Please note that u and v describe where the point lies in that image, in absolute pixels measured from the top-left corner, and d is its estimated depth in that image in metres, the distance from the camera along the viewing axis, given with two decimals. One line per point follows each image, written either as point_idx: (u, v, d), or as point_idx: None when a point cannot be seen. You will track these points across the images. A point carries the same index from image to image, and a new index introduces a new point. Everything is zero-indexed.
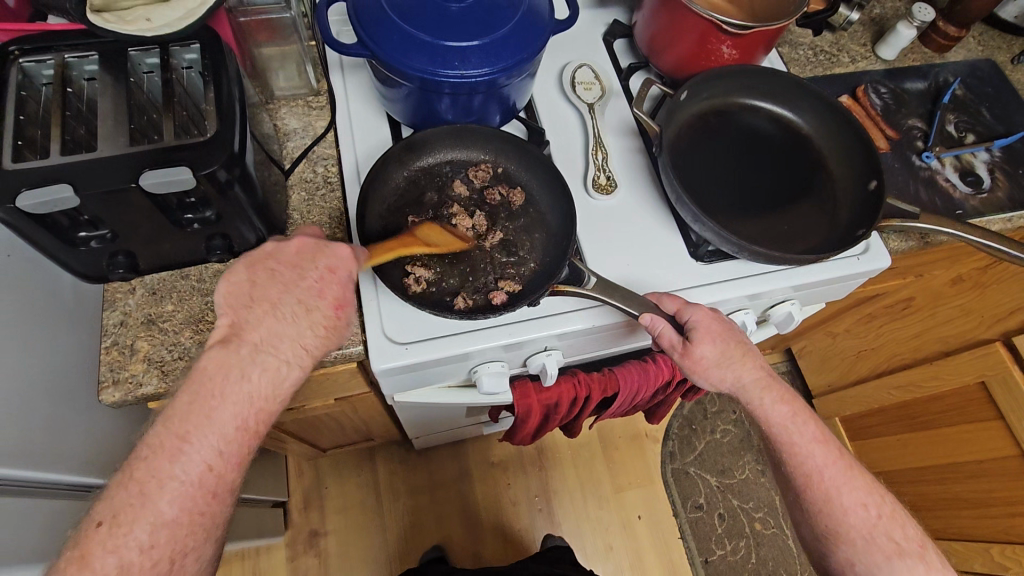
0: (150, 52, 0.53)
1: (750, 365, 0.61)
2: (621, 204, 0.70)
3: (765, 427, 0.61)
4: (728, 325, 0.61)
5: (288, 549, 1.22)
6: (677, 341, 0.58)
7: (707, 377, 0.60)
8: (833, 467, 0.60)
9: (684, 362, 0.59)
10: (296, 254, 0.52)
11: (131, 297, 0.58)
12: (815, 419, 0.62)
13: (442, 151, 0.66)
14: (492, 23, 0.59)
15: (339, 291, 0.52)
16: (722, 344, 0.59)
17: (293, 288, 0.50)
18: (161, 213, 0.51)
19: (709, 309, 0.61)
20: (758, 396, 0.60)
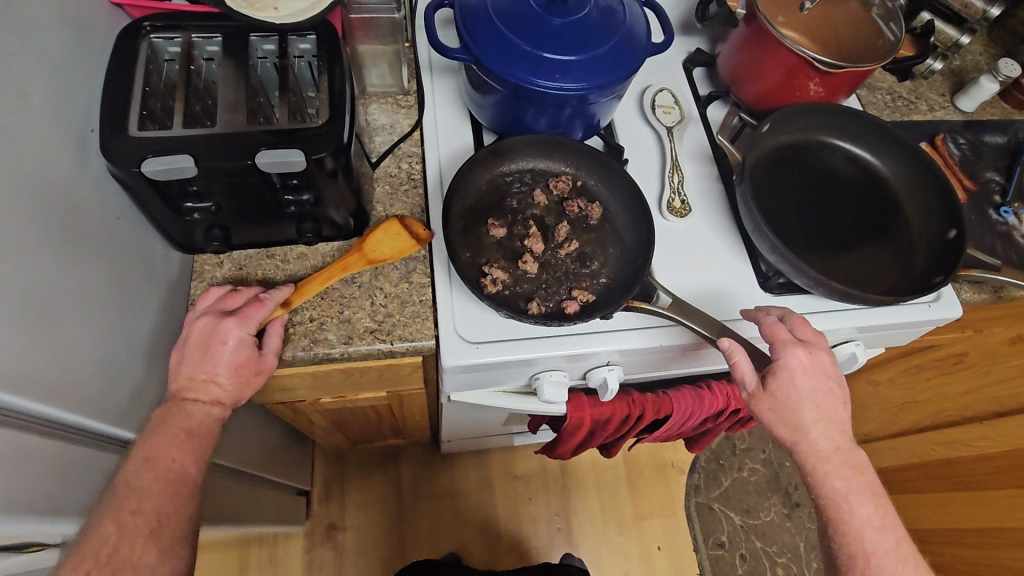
0: (270, 39, 0.55)
1: (826, 430, 0.57)
2: (694, 228, 0.71)
3: (816, 493, 0.58)
4: (826, 379, 0.57)
5: (305, 539, 1.22)
6: (752, 382, 0.58)
7: (771, 426, 0.58)
8: (885, 550, 0.56)
9: (752, 407, 0.59)
10: (200, 336, 0.53)
11: (219, 270, 0.60)
12: (882, 501, 0.58)
13: (525, 159, 0.67)
14: (592, 41, 0.61)
15: (236, 356, 0.53)
16: (807, 398, 0.57)
17: (197, 365, 0.52)
18: (265, 192, 0.53)
19: (808, 354, 0.58)
20: (818, 463, 0.57)
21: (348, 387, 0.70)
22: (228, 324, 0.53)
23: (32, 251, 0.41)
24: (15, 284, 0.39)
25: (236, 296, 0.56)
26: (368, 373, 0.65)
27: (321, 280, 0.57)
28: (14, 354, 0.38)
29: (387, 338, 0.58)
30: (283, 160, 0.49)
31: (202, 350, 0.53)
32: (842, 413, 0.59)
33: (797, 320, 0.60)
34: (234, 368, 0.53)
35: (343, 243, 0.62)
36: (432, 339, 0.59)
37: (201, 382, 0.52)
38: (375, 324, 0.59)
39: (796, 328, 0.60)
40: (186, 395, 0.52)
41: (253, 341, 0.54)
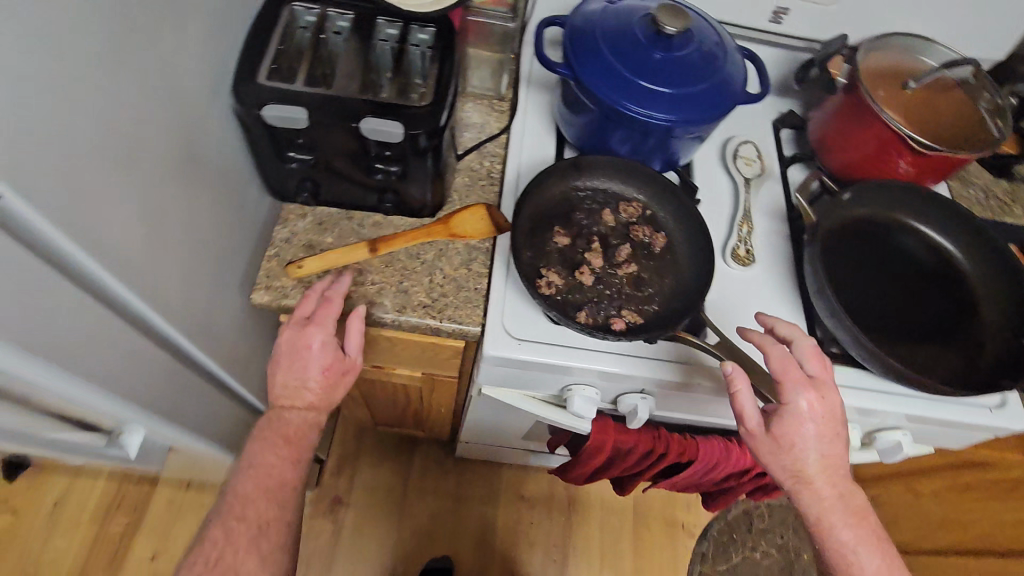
0: (394, 25, 0.60)
1: (829, 476, 0.54)
2: (755, 279, 0.71)
3: (817, 541, 0.55)
4: (835, 423, 0.54)
5: (309, 506, 1.25)
6: (753, 416, 0.53)
7: (770, 470, 0.55)
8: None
9: (752, 444, 0.55)
10: (289, 347, 0.58)
11: (301, 221, 0.64)
12: (886, 553, 0.55)
13: (603, 178, 0.69)
14: (689, 79, 0.63)
15: (327, 359, 0.58)
16: (814, 442, 0.53)
17: (292, 372, 0.58)
18: (360, 157, 0.57)
19: (820, 396, 0.54)
20: (823, 510, 0.54)
21: (388, 359, 0.73)
22: (312, 334, 0.57)
23: (160, 168, 0.46)
24: (140, 186, 0.44)
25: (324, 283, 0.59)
26: (410, 347, 0.67)
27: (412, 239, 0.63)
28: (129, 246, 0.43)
29: (437, 316, 0.61)
30: (385, 130, 0.53)
31: (294, 357, 0.58)
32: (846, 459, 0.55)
33: (807, 351, 0.55)
34: (323, 369, 0.58)
35: (416, 220, 0.66)
36: (479, 327, 0.61)
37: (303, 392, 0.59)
38: (428, 301, 0.61)
39: (806, 359, 0.56)
40: (284, 402, 0.59)
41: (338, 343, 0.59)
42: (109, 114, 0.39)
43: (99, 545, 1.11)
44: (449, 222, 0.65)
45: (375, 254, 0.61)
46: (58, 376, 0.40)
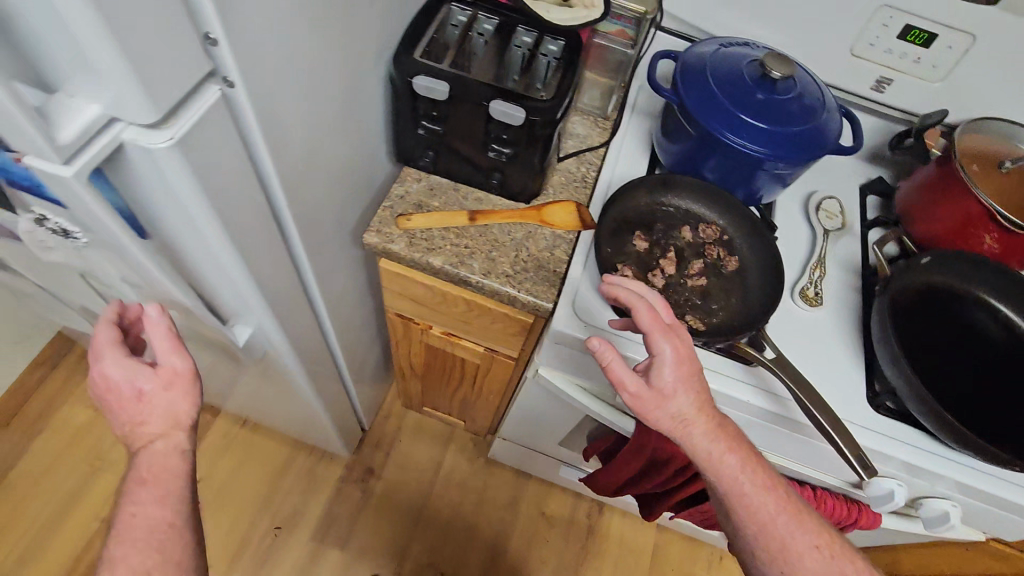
0: (530, 34, 0.69)
1: (705, 414, 0.56)
2: (819, 320, 0.73)
3: (713, 480, 0.58)
4: (695, 357, 0.57)
5: (344, 471, 1.32)
6: (628, 380, 0.55)
7: (657, 426, 0.56)
8: (802, 538, 0.58)
9: (635, 406, 0.56)
10: (111, 390, 0.56)
11: (414, 184, 0.72)
12: (763, 466, 0.59)
13: (688, 199, 0.74)
14: (785, 120, 0.69)
15: (136, 378, 0.55)
16: (683, 384, 0.55)
17: (124, 405, 0.56)
18: (481, 135, 0.66)
19: (678, 339, 0.56)
20: (708, 447, 0.56)
21: (459, 327, 0.80)
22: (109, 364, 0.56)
23: (325, 113, 0.56)
24: (312, 114, 0.53)
25: (123, 312, 0.60)
26: (483, 315, 0.74)
27: (507, 218, 0.71)
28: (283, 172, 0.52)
29: (516, 286, 0.67)
30: (510, 113, 0.62)
31: (113, 405, 0.57)
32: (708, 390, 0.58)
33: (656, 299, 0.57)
34: (142, 386, 0.55)
35: (512, 203, 0.73)
36: (551, 304, 0.67)
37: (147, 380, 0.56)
38: (511, 272, 0.68)
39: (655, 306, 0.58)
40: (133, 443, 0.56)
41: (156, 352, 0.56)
42: (307, 59, 0.49)
43: None
44: (542, 211, 0.73)
45: (472, 223, 0.70)
46: (224, 258, 0.49)
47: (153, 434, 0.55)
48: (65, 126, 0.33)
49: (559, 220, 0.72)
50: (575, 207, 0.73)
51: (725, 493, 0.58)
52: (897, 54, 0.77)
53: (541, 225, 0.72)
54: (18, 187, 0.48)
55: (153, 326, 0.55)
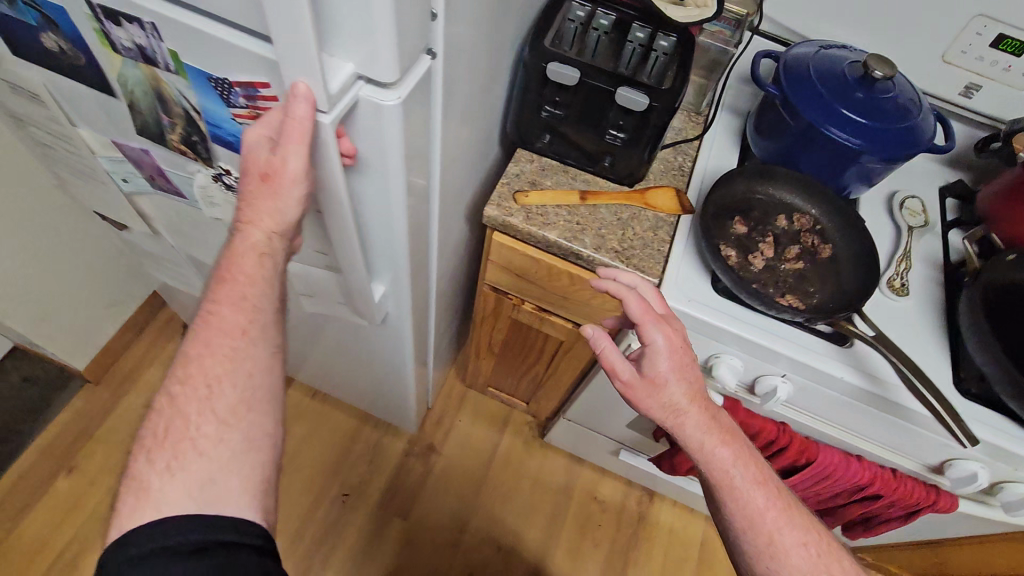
0: (645, 29, 0.74)
1: (696, 405, 0.63)
2: (905, 309, 0.77)
3: (706, 471, 0.63)
4: (687, 349, 0.64)
5: (407, 445, 1.39)
6: (620, 364, 0.62)
7: (649, 412, 0.64)
8: (789, 535, 0.61)
9: (627, 390, 0.64)
10: (248, 151, 0.50)
11: (527, 163, 0.78)
12: (755, 462, 0.64)
13: (783, 189, 0.79)
14: (884, 118, 0.73)
15: (271, 156, 0.48)
16: (673, 371, 0.62)
17: (253, 178, 0.51)
18: (600, 119, 0.71)
19: (669, 330, 0.64)
20: (698, 435, 0.62)
21: (555, 302, 0.86)
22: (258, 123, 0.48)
23: (474, 89, 0.62)
24: (469, 90, 0.59)
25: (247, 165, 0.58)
26: (584, 290, 0.80)
27: (615, 199, 0.77)
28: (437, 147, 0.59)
29: (625, 262, 0.72)
30: (633, 99, 0.67)
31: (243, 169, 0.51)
32: (701, 382, 0.65)
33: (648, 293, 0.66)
34: (266, 163, 0.49)
35: (617, 186, 0.78)
36: (656, 280, 0.72)
37: (264, 152, 0.49)
38: (619, 248, 0.73)
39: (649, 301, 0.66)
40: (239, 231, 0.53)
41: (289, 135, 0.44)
42: (476, 38, 0.55)
43: None
44: (645, 195, 0.78)
45: (583, 203, 0.76)
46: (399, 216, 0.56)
47: (258, 235, 0.52)
48: (333, 78, 0.42)
49: (662, 203, 0.77)
50: (676, 194, 0.79)
51: (715, 484, 0.63)
52: (987, 61, 0.81)
53: (645, 207, 0.77)
54: (221, 145, 0.57)
55: (288, 113, 0.42)
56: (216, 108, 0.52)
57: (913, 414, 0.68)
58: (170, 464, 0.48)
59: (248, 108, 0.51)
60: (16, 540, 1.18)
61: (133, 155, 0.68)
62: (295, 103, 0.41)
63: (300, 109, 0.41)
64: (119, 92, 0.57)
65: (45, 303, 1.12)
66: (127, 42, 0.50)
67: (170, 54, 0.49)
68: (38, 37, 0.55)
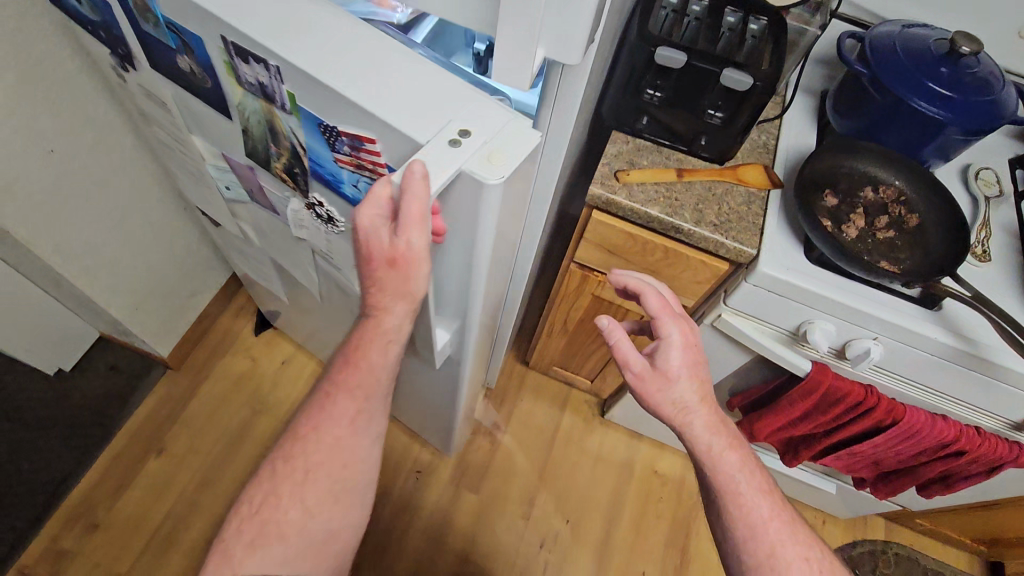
0: (736, 15, 0.78)
1: (706, 411, 0.69)
2: (988, 273, 0.81)
3: (713, 475, 0.70)
4: (699, 355, 0.71)
5: (473, 424, 1.45)
6: (631, 357, 0.68)
7: (659, 408, 0.69)
8: (791, 549, 0.68)
9: (638, 383, 0.69)
10: (366, 253, 0.53)
11: (624, 144, 0.82)
12: (759, 472, 0.72)
13: (868, 163, 0.82)
14: (970, 91, 0.76)
15: (388, 249, 0.51)
16: (686, 371, 0.69)
17: (377, 270, 0.54)
18: (701, 99, 0.75)
19: (687, 332, 0.70)
20: (707, 440, 0.69)
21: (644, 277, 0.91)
22: (366, 212, 0.49)
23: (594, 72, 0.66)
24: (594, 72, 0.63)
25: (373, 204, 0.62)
26: (677, 264, 0.84)
27: (709, 175, 0.81)
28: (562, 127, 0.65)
29: (724, 234, 0.76)
30: (740, 79, 0.70)
31: (365, 263, 0.54)
32: (709, 387, 0.71)
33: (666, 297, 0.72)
34: (388, 252, 0.51)
35: (709, 164, 0.83)
36: (755, 250, 0.76)
37: (382, 237, 0.50)
38: (717, 221, 0.77)
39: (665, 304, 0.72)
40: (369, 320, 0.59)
41: (415, 205, 0.47)
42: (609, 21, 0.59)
43: None
44: (736, 171, 0.82)
45: (680, 179, 0.80)
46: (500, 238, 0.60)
47: (390, 314, 0.58)
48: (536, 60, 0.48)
49: (754, 178, 0.81)
50: (764, 169, 0.83)
51: (722, 489, 0.70)
52: None
53: (738, 182, 0.81)
54: (319, 181, 0.61)
55: (410, 192, 0.46)
56: (321, 148, 0.56)
57: (1005, 371, 0.72)
58: (254, 537, 0.59)
59: (351, 156, 0.55)
60: (114, 517, 1.24)
61: (237, 169, 0.74)
62: (412, 179, 0.46)
63: (416, 184, 0.46)
64: (238, 115, 0.63)
65: (138, 293, 1.18)
66: (251, 77, 0.56)
67: (288, 95, 0.53)
68: (174, 58, 0.62)
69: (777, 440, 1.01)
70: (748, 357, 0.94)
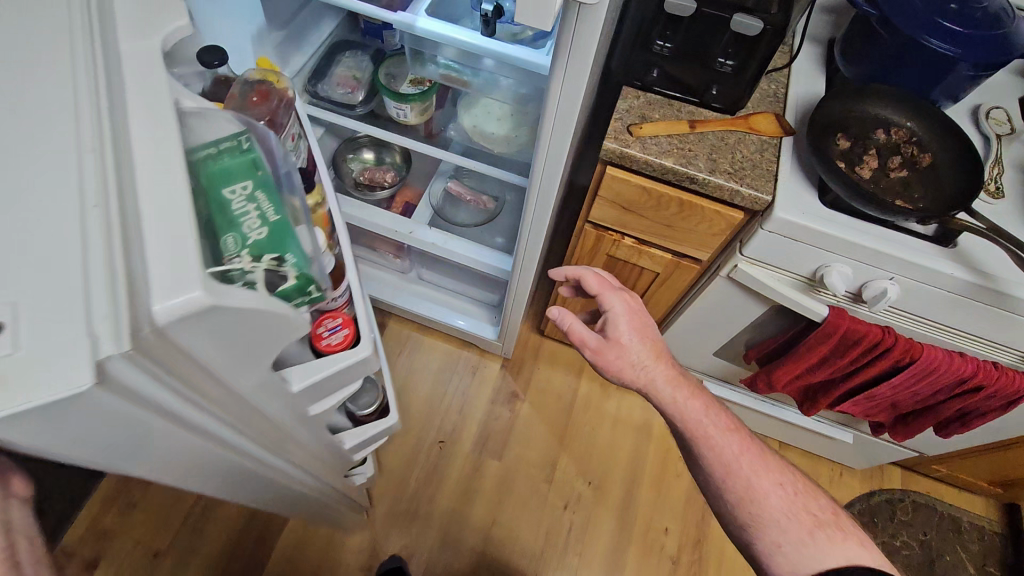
0: None
1: (660, 365, 0.83)
2: (1002, 209, 0.81)
3: (683, 424, 0.81)
4: (642, 321, 0.86)
5: (493, 394, 1.47)
6: (585, 332, 0.82)
7: (620, 371, 0.82)
8: (766, 480, 0.76)
9: (596, 353, 0.82)
10: None
11: (634, 99, 0.83)
12: (722, 415, 0.82)
13: (878, 106, 0.83)
14: (980, 26, 0.76)
15: None
16: (633, 335, 0.83)
17: None
18: (711, 48, 0.75)
19: (627, 303, 0.86)
20: (668, 389, 0.81)
21: (659, 233, 0.92)
22: None
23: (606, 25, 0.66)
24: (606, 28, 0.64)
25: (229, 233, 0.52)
26: (691, 217, 0.85)
27: (720, 125, 0.81)
28: (578, 84, 0.66)
29: (739, 183, 0.77)
30: (750, 25, 0.70)
31: None
32: (659, 346, 0.85)
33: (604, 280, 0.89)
34: None
35: (720, 115, 0.83)
36: (770, 197, 0.77)
37: None
38: (732, 170, 0.78)
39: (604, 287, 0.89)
40: None
41: None
42: None
43: None
44: (747, 120, 0.83)
45: (693, 130, 0.81)
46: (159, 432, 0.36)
47: None
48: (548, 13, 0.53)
49: (765, 126, 0.82)
50: (773, 117, 0.83)
51: (695, 434, 0.80)
52: None
53: (750, 131, 0.81)
54: None
55: None
56: None
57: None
58: None
59: None
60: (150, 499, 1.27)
61: None
62: None
63: None
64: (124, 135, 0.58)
65: None
66: None
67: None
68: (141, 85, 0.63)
69: (795, 389, 1.03)
70: (764, 307, 0.95)
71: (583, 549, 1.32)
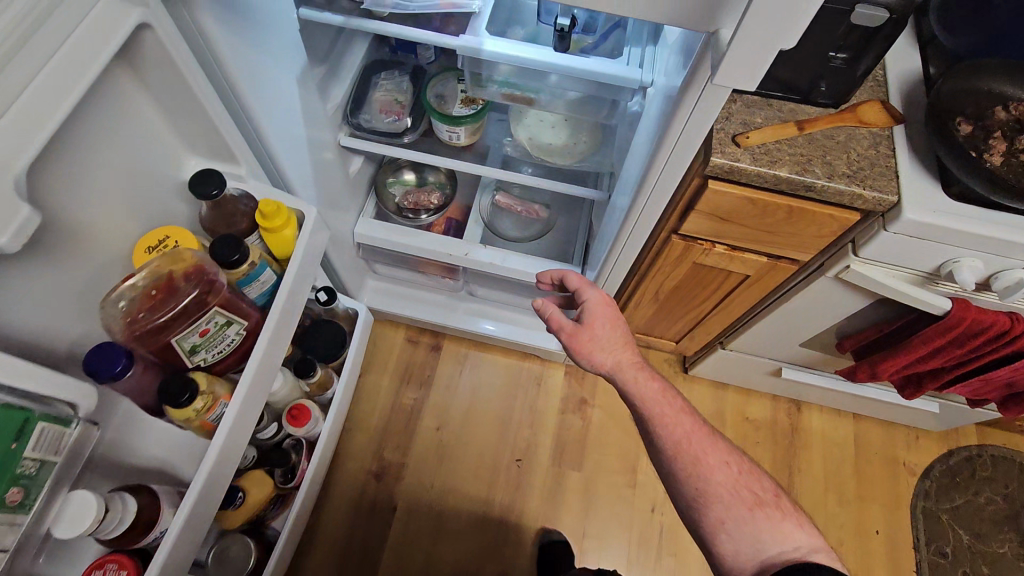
0: None
1: (628, 353, 0.80)
2: None
3: (640, 406, 0.78)
4: (615, 312, 0.83)
5: (562, 403, 1.44)
6: (562, 318, 0.80)
7: (591, 356, 0.79)
8: (714, 455, 0.76)
9: (570, 337, 0.80)
10: None
11: (731, 103, 0.76)
12: (681, 401, 0.80)
13: (992, 81, 0.77)
14: None
15: None
16: (607, 325, 0.80)
17: None
18: (825, 43, 0.68)
19: (600, 294, 0.83)
20: (632, 375, 0.79)
21: (757, 239, 0.86)
22: None
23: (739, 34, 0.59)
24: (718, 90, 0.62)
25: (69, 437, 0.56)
26: (798, 223, 0.80)
27: (829, 122, 0.74)
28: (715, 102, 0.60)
29: (863, 185, 0.72)
30: (875, 15, 0.63)
31: None
32: (629, 338, 0.82)
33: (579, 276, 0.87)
34: None
35: (825, 110, 0.77)
36: (896, 198, 0.72)
37: None
38: (851, 172, 0.73)
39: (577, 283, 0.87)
40: None
41: None
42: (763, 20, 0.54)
43: (397, 411, 1.40)
44: (854, 110, 0.76)
45: (802, 132, 0.74)
46: None
47: None
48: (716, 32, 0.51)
49: (875, 118, 0.75)
50: (877, 105, 0.76)
51: (648, 413, 0.78)
52: None
53: (861, 125, 0.75)
54: None
55: None
56: None
57: None
58: None
59: None
60: None
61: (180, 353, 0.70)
62: None
63: None
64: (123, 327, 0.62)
65: None
66: None
67: None
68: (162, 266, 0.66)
69: (898, 377, 1.00)
70: (869, 301, 0.91)
71: (677, 550, 1.31)
